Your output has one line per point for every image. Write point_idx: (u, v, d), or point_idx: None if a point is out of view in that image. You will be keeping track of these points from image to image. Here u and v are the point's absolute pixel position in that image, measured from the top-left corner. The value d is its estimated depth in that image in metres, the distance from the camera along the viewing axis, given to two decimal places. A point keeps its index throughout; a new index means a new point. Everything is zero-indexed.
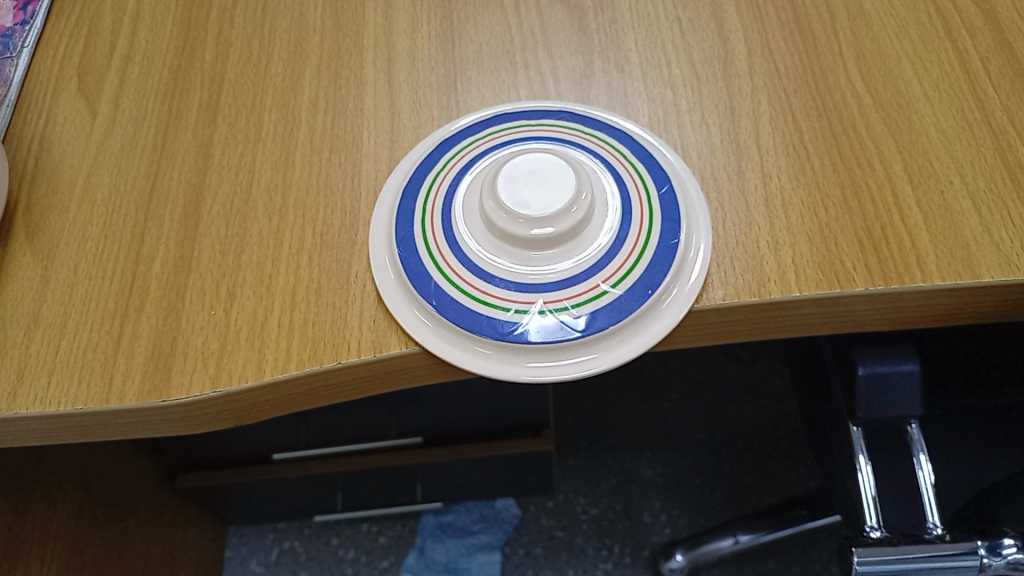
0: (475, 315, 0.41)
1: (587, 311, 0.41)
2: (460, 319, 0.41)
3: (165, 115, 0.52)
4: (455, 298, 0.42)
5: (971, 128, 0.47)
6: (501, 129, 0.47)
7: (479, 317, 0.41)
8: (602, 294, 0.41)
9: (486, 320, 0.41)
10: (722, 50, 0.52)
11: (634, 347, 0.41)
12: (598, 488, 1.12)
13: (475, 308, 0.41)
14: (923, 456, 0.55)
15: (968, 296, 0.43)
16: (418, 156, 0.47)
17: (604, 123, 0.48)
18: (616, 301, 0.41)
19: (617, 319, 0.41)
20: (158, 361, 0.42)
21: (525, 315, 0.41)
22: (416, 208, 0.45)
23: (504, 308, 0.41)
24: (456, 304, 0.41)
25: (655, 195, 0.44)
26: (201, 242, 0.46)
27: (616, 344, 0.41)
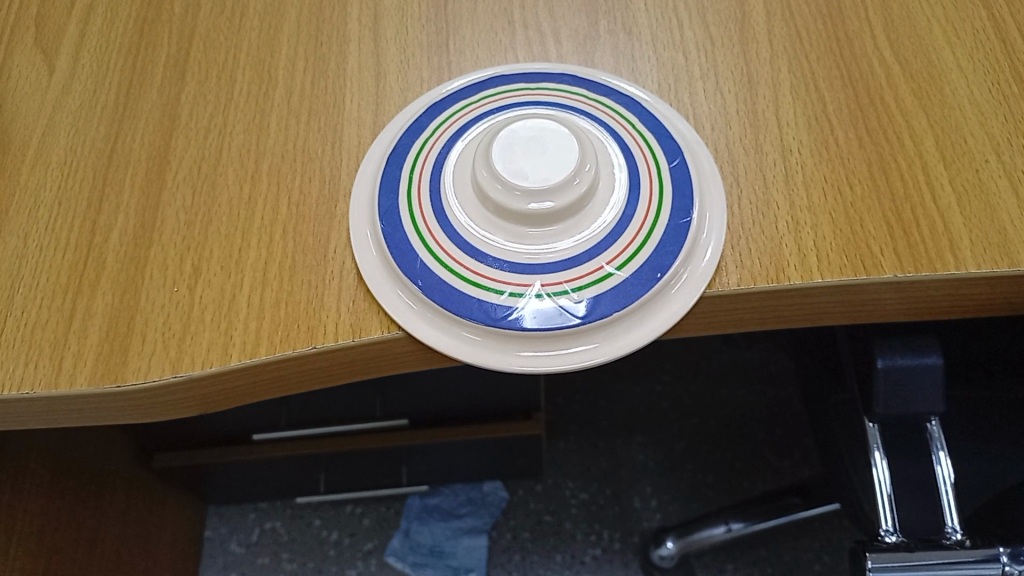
0: (464, 297, 0.37)
1: (589, 295, 0.37)
2: (448, 302, 0.37)
3: (130, 71, 0.47)
4: (443, 279, 0.38)
5: (1008, 102, 0.44)
6: (497, 92, 0.43)
7: (469, 300, 0.37)
8: (605, 277, 0.37)
9: (477, 303, 0.37)
10: (739, 12, 0.48)
11: (640, 335, 0.38)
12: (588, 472, 1.09)
13: (465, 289, 0.37)
14: (943, 452, 0.49)
15: (1004, 284, 0.39)
16: (404, 120, 0.43)
17: (611, 89, 0.44)
18: (622, 285, 0.37)
19: (622, 305, 0.37)
20: (114, 342, 0.38)
21: (521, 298, 0.37)
22: (401, 176, 0.40)
23: (497, 291, 0.37)
24: (444, 286, 0.37)
25: (666, 168, 0.40)
26: (165, 211, 0.42)
27: (620, 332, 0.37)
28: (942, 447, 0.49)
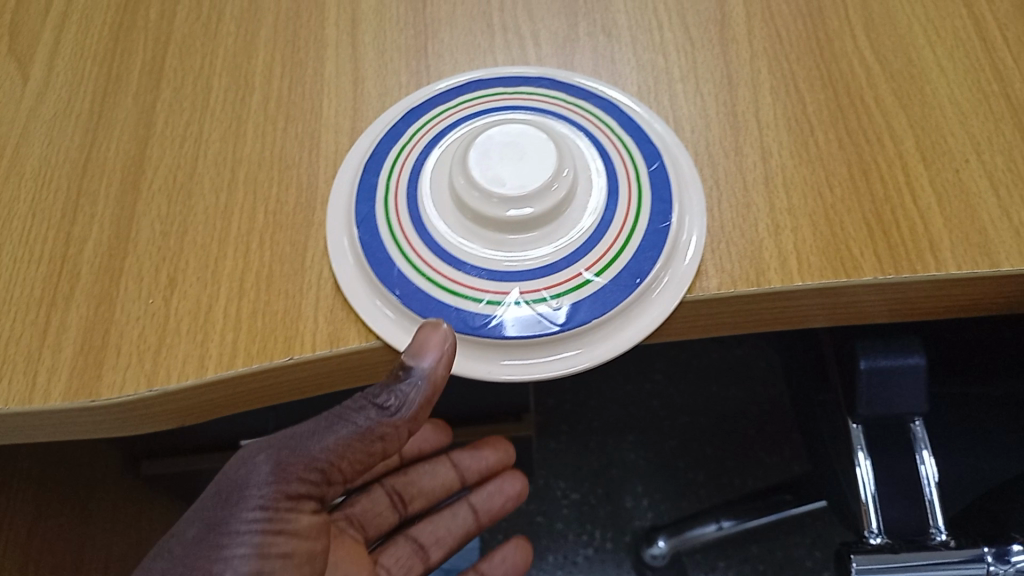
0: (442, 305, 0.37)
1: (568, 302, 0.37)
2: (425, 310, 0.37)
3: (104, 79, 0.47)
4: (421, 287, 0.37)
5: (989, 101, 0.43)
6: (475, 97, 0.43)
7: (448, 308, 0.37)
8: (584, 283, 0.37)
9: (455, 312, 0.37)
10: (719, 12, 0.48)
11: (620, 341, 0.37)
12: (579, 472, 1.08)
13: (443, 298, 0.37)
14: (927, 451, 0.49)
15: (985, 284, 0.39)
16: (382, 126, 0.43)
17: (590, 92, 0.43)
18: (601, 290, 0.37)
19: (601, 311, 0.37)
20: (89, 355, 0.38)
21: (499, 306, 0.37)
22: (378, 183, 0.40)
23: (475, 299, 0.37)
24: (422, 294, 0.37)
25: (645, 171, 0.40)
26: (140, 221, 0.41)
27: (600, 339, 0.37)
28: (925, 446, 0.49)
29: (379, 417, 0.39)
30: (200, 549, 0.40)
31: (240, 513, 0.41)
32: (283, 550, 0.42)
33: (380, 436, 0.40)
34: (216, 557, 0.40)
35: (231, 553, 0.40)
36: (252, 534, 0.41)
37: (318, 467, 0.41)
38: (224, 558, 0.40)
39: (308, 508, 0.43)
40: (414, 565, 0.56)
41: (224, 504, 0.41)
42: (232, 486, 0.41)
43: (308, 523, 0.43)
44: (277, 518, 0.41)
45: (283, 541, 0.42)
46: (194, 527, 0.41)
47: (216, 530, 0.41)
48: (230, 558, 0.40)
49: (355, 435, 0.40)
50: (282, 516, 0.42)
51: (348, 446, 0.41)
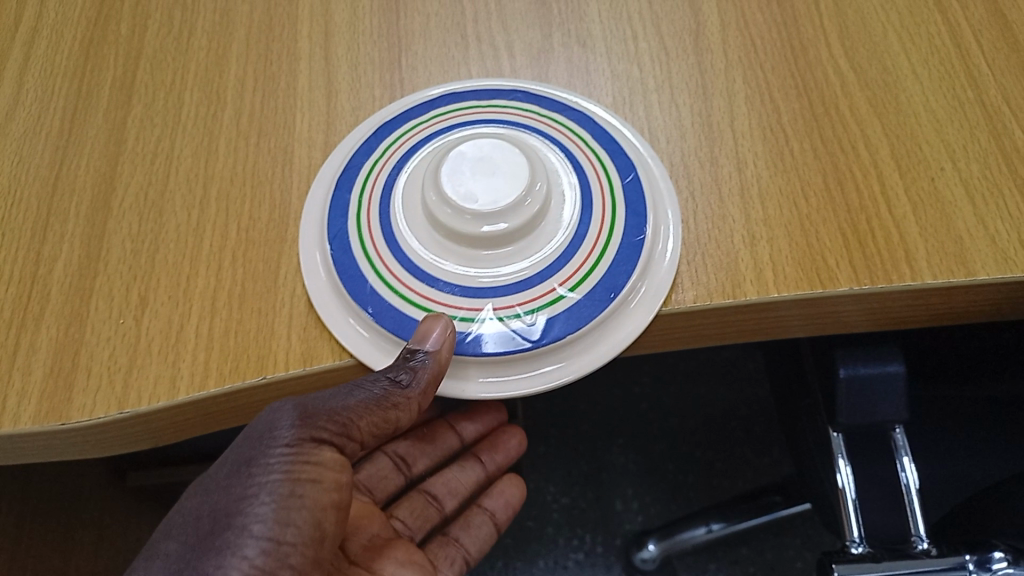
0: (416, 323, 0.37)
1: (543, 317, 0.36)
2: (399, 328, 0.36)
3: (75, 95, 0.46)
4: (393, 304, 0.37)
5: (963, 108, 0.43)
6: (448, 111, 0.42)
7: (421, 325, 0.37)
8: (558, 299, 0.37)
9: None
10: (694, 21, 0.48)
11: (596, 355, 0.37)
12: (568, 476, 1.00)
13: (416, 315, 0.37)
14: (908, 458, 0.48)
15: (961, 293, 0.39)
16: (354, 141, 0.42)
17: (565, 105, 0.43)
18: (575, 305, 0.36)
19: (576, 326, 0.36)
20: (59, 377, 0.37)
21: (473, 323, 0.36)
22: (350, 200, 0.39)
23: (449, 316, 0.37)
24: (395, 312, 0.37)
25: (619, 185, 0.40)
26: (110, 239, 0.41)
27: (575, 353, 0.37)
28: (906, 454, 0.48)
29: (393, 387, 0.37)
30: (216, 523, 0.36)
31: (262, 474, 0.37)
32: (308, 508, 0.37)
33: (397, 407, 0.37)
34: (235, 524, 0.36)
35: (251, 518, 0.36)
36: (273, 497, 0.37)
37: (338, 429, 0.38)
38: (243, 528, 0.36)
39: (333, 461, 0.39)
40: (431, 515, 0.53)
41: (243, 472, 0.37)
42: (253, 448, 0.37)
43: (333, 480, 0.39)
44: (302, 475, 0.37)
45: (305, 502, 0.37)
46: (207, 497, 0.37)
47: (235, 493, 0.37)
48: (250, 525, 0.36)
49: (371, 402, 0.37)
50: (308, 470, 0.38)
51: (365, 411, 0.37)
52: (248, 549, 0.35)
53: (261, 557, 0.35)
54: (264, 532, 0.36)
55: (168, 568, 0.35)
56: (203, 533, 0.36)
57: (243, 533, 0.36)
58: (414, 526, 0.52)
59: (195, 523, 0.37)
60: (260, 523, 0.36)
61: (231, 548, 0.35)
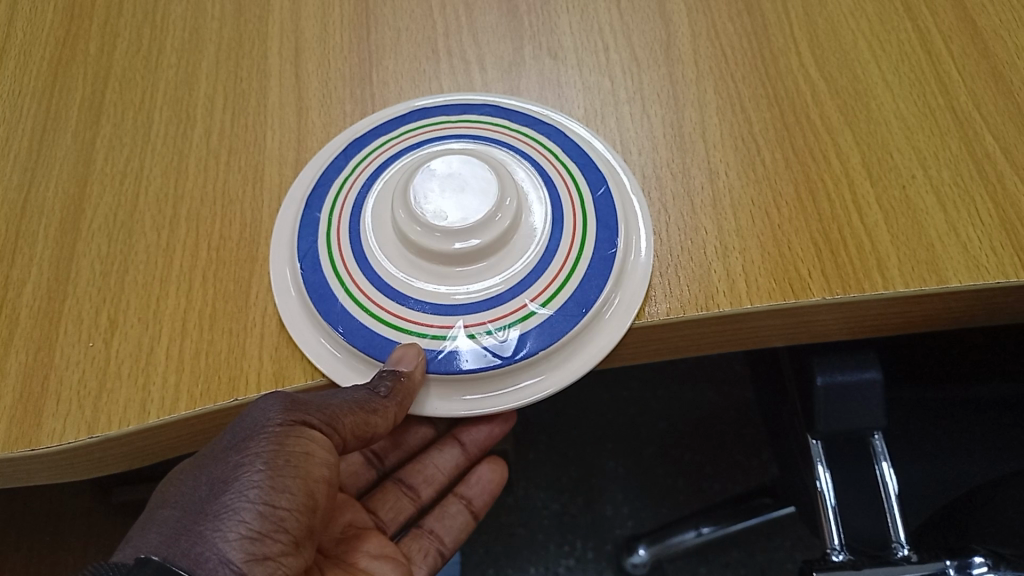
0: (386, 342, 0.36)
1: (515, 333, 0.36)
2: (370, 347, 0.36)
3: (44, 116, 0.46)
4: (365, 323, 0.37)
5: (934, 115, 0.44)
6: (419, 127, 0.42)
7: (392, 344, 0.36)
8: (529, 315, 0.36)
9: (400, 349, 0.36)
10: (665, 32, 0.48)
11: (569, 371, 0.37)
12: (557, 483, 0.97)
13: (387, 334, 0.37)
14: (887, 463, 0.49)
15: (934, 301, 0.39)
16: (324, 159, 0.42)
17: (535, 119, 0.43)
18: (547, 321, 0.36)
19: (548, 342, 0.36)
20: (28, 403, 0.37)
21: (445, 341, 0.36)
22: (320, 220, 0.39)
23: (420, 334, 0.36)
24: (366, 330, 0.37)
25: (591, 198, 0.39)
26: (79, 262, 0.41)
27: (548, 369, 0.37)
28: (885, 459, 0.48)
29: (370, 396, 0.35)
30: (212, 489, 0.34)
31: (256, 445, 0.34)
32: (301, 478, 0.35)
33: (377, 415, 0.36)
34: (230, 489, 0.33)
35: (241, 491, 0.33)
36: (268, 465, 0.34)
37: (326, 417, 0.35)
38: (238, 493, 0.33)
39: (324, 439, 0.36)
40: (404, 507, 0.48)
41: (234, 445, 0.34)
42: (240, 429, 0.34)
43: (324, 455, 0.36)
44: (296, 447, 0.35)
45: (299, 472, 0.35)
46: (199, 470, 0.35)
47: (230, 462, 0.34)
48: (245, 491, 0.33)
49: (356, 405, 0.36)
50: (302, 443, 0.35)
51: (350, 411, 0.36)
52: (244, 514, 0.33)
53: (257, 522, 0.33)
54: (259, 497, 0.34)
55: (160, 538, 0.32)
56: (198, 501, 0.33)
57: (240, 498, 0.33)
58: (387, 518, 0.48)
59: (190, 492, 0.34)
60: (254, 490, 0.34)
61: (228, 513, 0.33)
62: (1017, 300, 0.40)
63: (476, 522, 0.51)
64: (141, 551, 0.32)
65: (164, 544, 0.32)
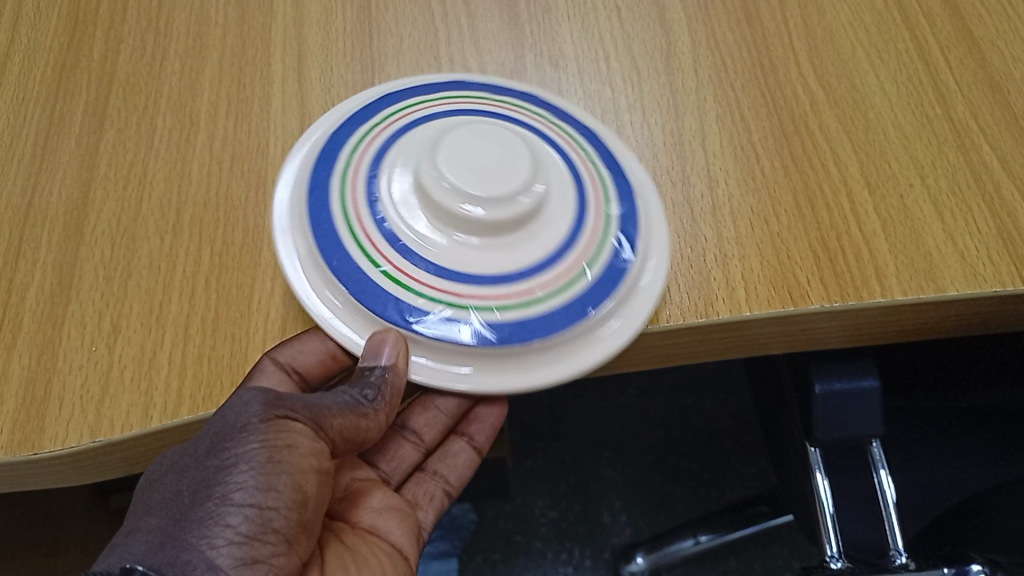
0: (384, 293, 0.36)
1: (514, 317, 0.36)
2: (364, 294, 0.36)
3: (47, 120, 0.46)
4: (362, 268, 0.36)
5: (931, 125, 0.44)
6: (457, 96, 0.42)
7: (386, 298, 0.36)
8: (534, 302, 0.36)
9: (394, 302, 0.36)
10: (665, 41, 0.48)
11: (555, 370, 0.37)
12: (556, 489, 0.95)
13: (384, 285, 0.36)
14: (885, 472, 0.49)
15: (932, 309, 0.39)
16: (354, 110, 0.42)
17: (567, 117, 0.43)
18: (547, 312, 0.36)
19: (545, 335, 0.36)
20: (30, 407, 0.37)
21: (439, 306, 0.36)
22: (342, 156, 0.39)
23: (417, 292, 0.36)
24: (364, 280, 0.36)
25: (618, 208, 0.40)
26: (83, 266, 0.41)
27: (534, 365, 0.37)
28: (882, 467, 0.48)
29: (360, 400, 0.38)
30: (196, 494, 0.33)
31: (237, 446, 0.34)
32: (288, 473, 0.34)
33: (368, 419, 0.38)
34: (215, 494, 0.33)
35: (229, 488, 0.33)
36: (252, 466, 0.34)
37: (311, 414, 0.36)
38: (222, 498, 0.33)
39: (306, 433, 0.36)
40: (408, 453, 0.45)
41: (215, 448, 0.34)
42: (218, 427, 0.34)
43: (309, 448, 0.36)
44: (278, 444, 0.34)
45: (285, 468, 0.34)
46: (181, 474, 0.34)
47: (211, 466, 0.34)
48: (230, 494, 0.33)
49: (345, 408, 0.37)
50: (283, 438, 0.35)
51: (338, 411, 0.37)
52: (229, 518, 0.33)
53: (245, 525, 0.33)
54: (246, 499, 0.33)
55: (148, 546, 0.32)
56: (181, 508, 0.33)
57: (224, 502, 0.33)
58: (390, 468, 0.45)
59: (174, 498, 0.34)
60: (239, 491, 0.33)
61: (212, 519, 0.33)
62: (1014, 308, 0.41)
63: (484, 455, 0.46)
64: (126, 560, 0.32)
65: (151, 552, 0.32)
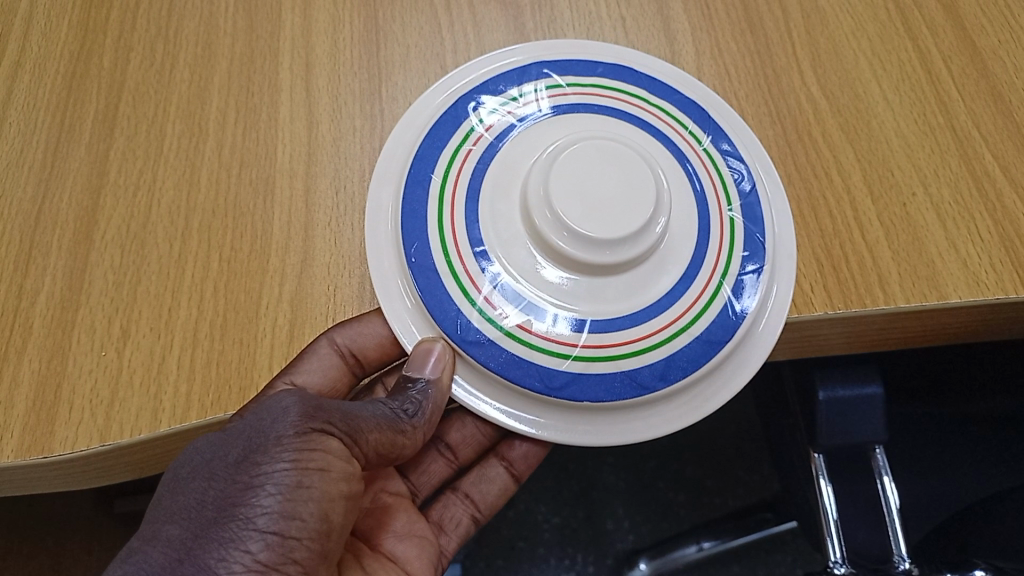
0: (448, 300, 0.37)
1: (575, 368, 0.36)
2: (430, 292, 0.37)
3: (57, 128, 0.46)
4: (436, 264, 0.38)
5: (934, 133, 0.45)
6: (614, 91, 0.42)
7: (449, 305, 0.37)
8: (603, 357, 0.37)
9: (455, 314, 0.37)
10: (669, 51, 0.47)
11: (591, 434, 0.37)
12: (559, 496, 0.94)
13: (451, 290, 0.38)
14: (888, 478, 0.49)
15: (934, 317, 0.40)
16: (500, 70, 0.43)
17: (725, 134, 0.42)
18: (608, 377, 0.37)
19: (597, 397, 0.36)
20: (41, 411, 0.38)
21: (495, 328, 0.37)
22: (462, 126, 0.41)
23: (478, 307, 0.37)
24: (433, 273, 0.38)
25: (733, 275, 0.39)
26: (92, 272, 0.41)
27: (572, 420, 0.38)
28: (886, 473, 0.49)
29: (398, 416, 0.39)
30: (219, 511, 0.33)
31: (268, 464, 0.34)
32: (314, 501, 0.35)
33: (404, 435, 0.39)
34: (238, 515, 0.33)
35: (253, 511, 0.33)
36: (279, 489, 0.34)
37: (349, 429, 0.37)
38: (245, 520, 0.33)
39: (340, 453, 0.36)
40: (440, 470, 0.46)
41: (247, 463, 0.34)
42: (252, 444, 0.34)
43: (341, 471, 0.36)
44: (309, 466, 0.35)
45: (312, 494, 0.35)
46: (208, 482, 0.34)
47: (239, 483, 0.34)
48: (253, 518, 0.33)
49: (384, 423, 0.38)
50: (316, 460, 0.35)
51: (376, 427, 0.38)
52: (250, 543, 0.33)
53: (264, 553, 0.33)
54: (268, 526, 0.33)
55: (166, 559, 0.32)
56: (203, 523, 0.33)
57: (247, 525, 0.33)
58: (419, 482, 0.46)
59: (196, 508, 0.34)
60: (262, 516, 0.33)
61: (233, 542, 0.32)
62: (1014, 317, 0.41)
63: (517, 485, 0.47)
64: (143, 571, 0.31)
65: (168, 567, 0.31)
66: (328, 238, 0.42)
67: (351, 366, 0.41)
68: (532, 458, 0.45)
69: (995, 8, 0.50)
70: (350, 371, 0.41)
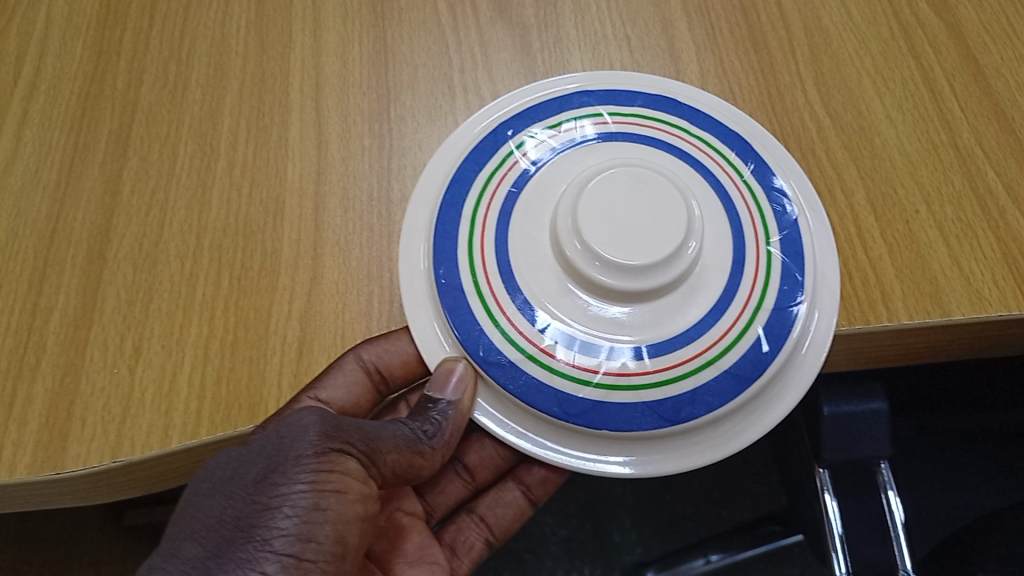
0: (472, 320, 0.38)
1: (597, 395, 0.37)
2: (455, 311, 0.38)
3: (71, 148, 0.47)
4: (464, 285, 0.39)
5: (937, 151, 0.45)
6: (653, 120, 0.43)
7: (473, 325, 0.38)
8: (628, 386, 0.37)
9: (479, 334, 0.38)
10: (673, 70, 0.48)
11: (608, 462, 0.38)
12: (567, 507, 0.94)
13: (477, 310, 0.38)
14: (893, 493, 0.50)
15: (937, 334, 0.41)
16: (539, 97, 0.44)
17: (770, 168, 0.42)
18: (628, 407, 0.37)
19: (616, 426, 0.37)
20: (54, 427, 0.38)
21: (518, 351, 0.38)
22: (500, 150, 0.41)
23: (503, 330, 0.38)
24: (460, 294, 0.39)
25: (767, 308, 0.39)
26: (106, 289, 0.42)
27: (591, 449, 0.38)
28: (891, 488, 0.50)
29: (416, 438, 0.39)
30: (237, 530, 0.34)
31: (286, 485, 0.35)
32: (330, 524, 0.35)
33: (422, 457, 0.39)
34: (254, 536, 0.34)
35: (271, 532, 0.34)
36: (296, 512, 0.34)
37: (367, 449, 0.38)
38: (262, 541, 0.34)
39: (357, 474, 0.37)
40: (457, 491, 0.46)
41: (266, 483, 0.34)
42: (274, 463, 0.35)
43: (357, 493, 0.37)
44: (325, 488, 0.35)
45: (327, 516, 0.35)
46: (228, 500, 0.34)
47: (257, 504, 0.34)
48: (271, 540, 0.34)
49: (403, 444, 0.39)
50: (332, 482, 0.35)
51: (395, 448, 0.39)
52: (265, 565, 0.33)
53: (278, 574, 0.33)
54: (283, 548, 0.34)
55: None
56: (219, 543, 0.33)
57: (263, 547, 0.33)
58: (435, 502, 0.46)
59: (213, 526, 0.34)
60: (278, 539, 0.34)
61: (250, 563, 0.33)
62: (1016, 334, 0.42)
63: (532, 508, 0.47)
64: None
65: None
66: (337, 255, 0.42)
67: (377, 383, 0.41)
68: (545, 482, 0.44)
69: (996, 26, 0.50)
70: (375, 389, 0.42)
